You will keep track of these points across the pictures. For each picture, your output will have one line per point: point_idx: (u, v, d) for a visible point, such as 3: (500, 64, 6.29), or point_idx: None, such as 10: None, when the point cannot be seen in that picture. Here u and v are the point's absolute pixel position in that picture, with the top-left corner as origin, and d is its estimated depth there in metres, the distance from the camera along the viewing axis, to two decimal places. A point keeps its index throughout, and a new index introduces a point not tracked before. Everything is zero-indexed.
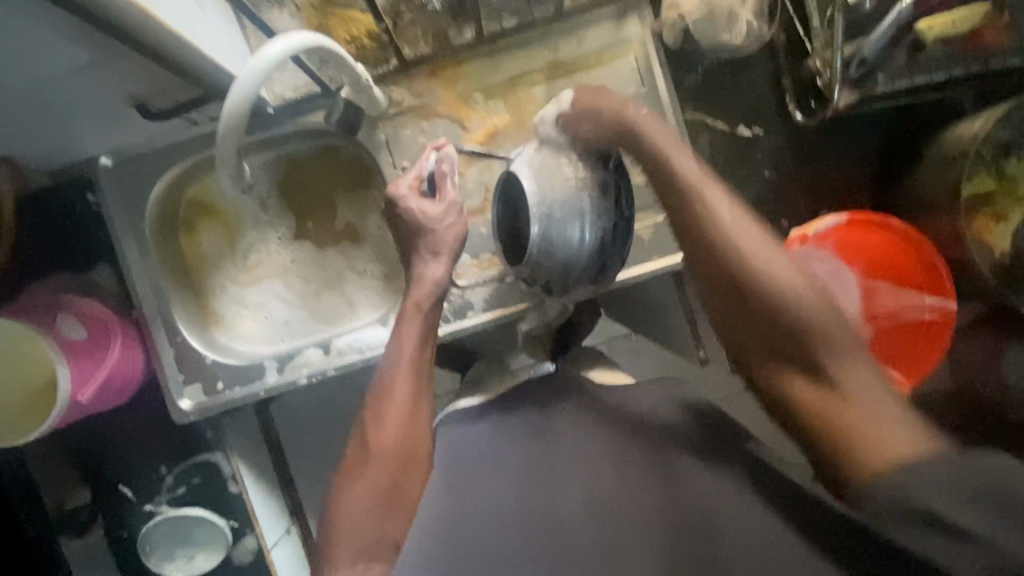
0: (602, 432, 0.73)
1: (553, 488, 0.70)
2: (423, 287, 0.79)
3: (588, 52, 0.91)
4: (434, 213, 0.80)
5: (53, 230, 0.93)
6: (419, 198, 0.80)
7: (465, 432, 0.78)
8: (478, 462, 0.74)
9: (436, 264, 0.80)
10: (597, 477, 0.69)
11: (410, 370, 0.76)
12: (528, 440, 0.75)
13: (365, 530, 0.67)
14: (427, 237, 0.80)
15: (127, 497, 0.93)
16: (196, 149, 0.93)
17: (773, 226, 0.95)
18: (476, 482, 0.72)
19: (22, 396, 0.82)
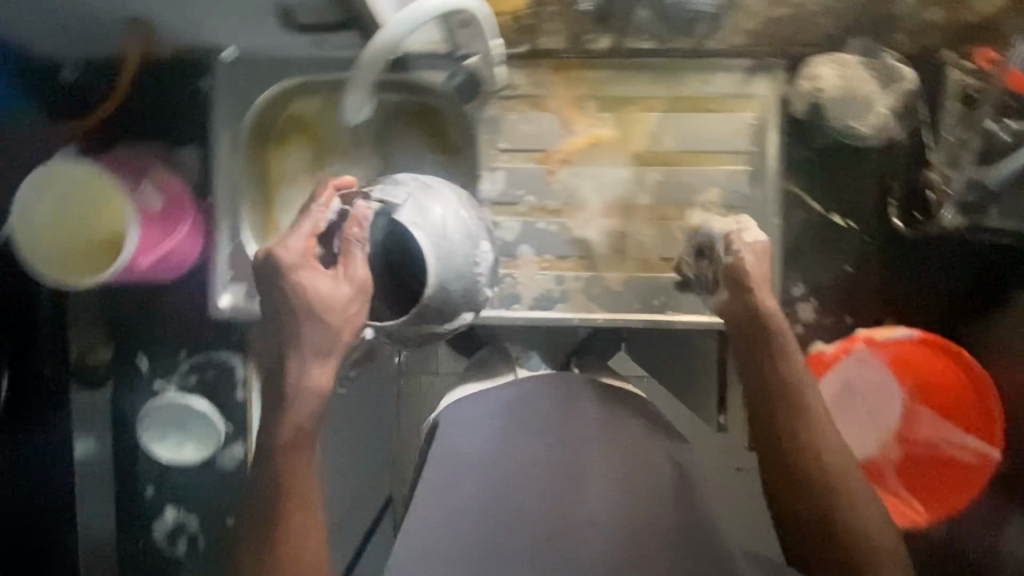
0: (606, 436, 0.78)
1: (544, 515, 0.70)
2: (329, 297, 0.77)
3: (710, 96, 0.92)
4: (337, 305, 0.78)
5: (161, 102, 0.96)
6: (317, 269, 0.78)
7: (487, 409, 0.82)
8: (493, 426, 0.80)
9: (322, 368, 0.80)
10: (598, 505, 0.71)
11: (320, 353, 0.80)
12: (546, 418, 0.80)
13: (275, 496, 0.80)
14: (322, 328, 0.78)
15: (141, 368, 0.97)
16: (312, 69, 0.95)
17: (835, 319, 0.94)
18: (484, 446, 0.77)
19: (88, 242, 0.86)
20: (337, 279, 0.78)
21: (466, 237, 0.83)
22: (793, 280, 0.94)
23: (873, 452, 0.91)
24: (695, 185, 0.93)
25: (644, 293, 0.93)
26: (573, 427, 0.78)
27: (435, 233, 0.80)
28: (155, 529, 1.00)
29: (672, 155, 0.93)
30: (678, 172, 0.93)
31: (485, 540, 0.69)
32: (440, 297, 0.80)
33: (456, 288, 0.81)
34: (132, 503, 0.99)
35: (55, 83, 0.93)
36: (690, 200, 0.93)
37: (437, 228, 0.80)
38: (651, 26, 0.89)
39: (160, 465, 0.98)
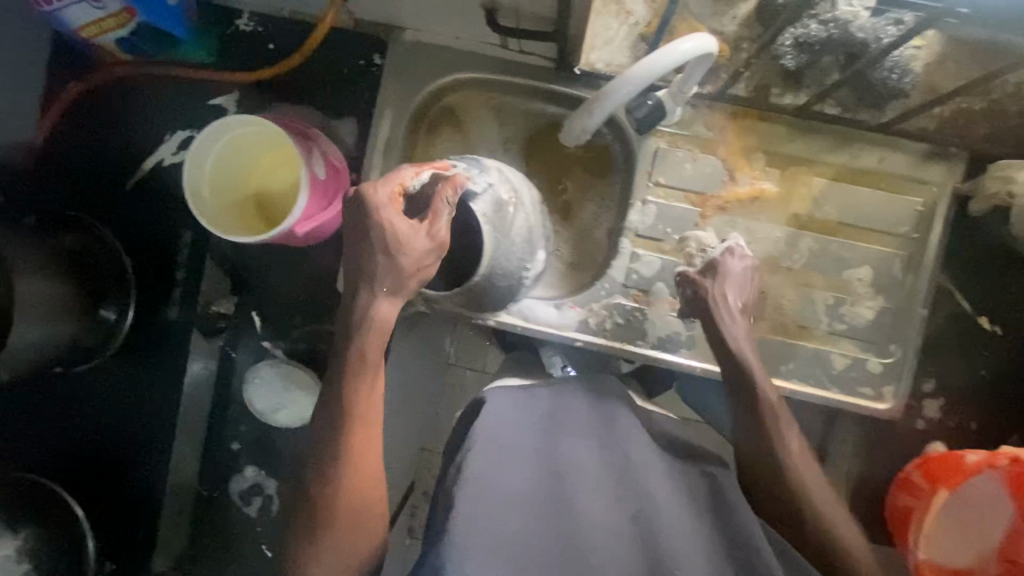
0: (646, 443, 0.70)
1: (596, 511, 0.62)
2: (411, 256, 0.65)
3: (882, 174, 0.90)
4: (411, 254, 0.65)
5: (330, 68, 0.96)
6: (401, 213, 0.65)
7: (520, 405, 0.69)
8: (526, 429, 0.67)
9: (390, 304, 0.67)
10: (645, 499, 0.64)
11: (387, 290, 0.66)
12: (586, 428, 0.69)
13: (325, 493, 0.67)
14: (392, 269, 0.65)
15: (254, 323, 0.97)
16: (486, 65, 0.93)
17: (959, 424, 0.92)
18: (518, 447, 0.65)
19: (241, 188, 0.87)
20: (417, 228, 0.65)
21: (526, 240, 0.75)
22: (925, 374, 0.92)
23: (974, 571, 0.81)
24: (848, 259, 0.91)
25: (776, 358, 0.91)
26: (621, 430, 0.70)
27: (494, 204, 0.72)
28: (232, 485, 0.97)
29: (830, 224, 0.91)
30: (833, 243, 0.91)
31: (537, 528, 0.60)
32: (503, 277, 0.75)
33: (508, 274, 0.76)
34: (216, 454, 0.97)
35: (232, 32, 0.96)
36: (840, 272, 0.91)
37: (501, 217, 0.72)
38: (840, 94, 0.88)
39: (251, 424, 0.97)
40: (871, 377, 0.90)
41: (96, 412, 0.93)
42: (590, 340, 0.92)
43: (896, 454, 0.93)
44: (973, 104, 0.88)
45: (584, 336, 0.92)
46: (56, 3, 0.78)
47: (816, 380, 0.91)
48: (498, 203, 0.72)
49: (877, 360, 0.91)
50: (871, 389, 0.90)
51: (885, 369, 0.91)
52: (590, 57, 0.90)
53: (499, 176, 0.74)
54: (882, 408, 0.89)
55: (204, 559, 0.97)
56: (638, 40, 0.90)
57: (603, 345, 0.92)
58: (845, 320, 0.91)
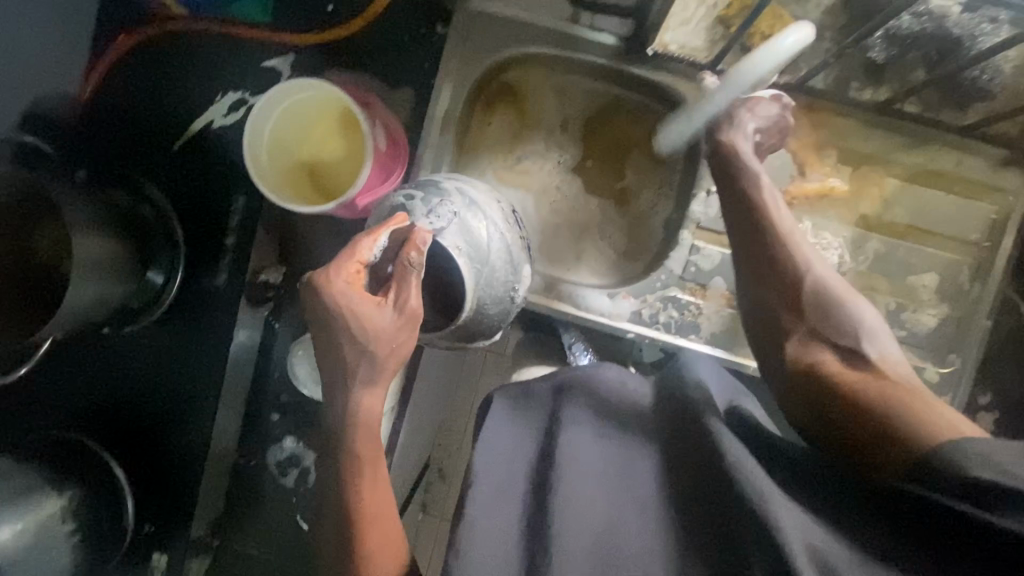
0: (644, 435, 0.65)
1: (594, 513, 0.60)
2: (379, 340, 0.59)
3: (958, 178, 0.87)
4: (383, 333, 0.59)
5: (389, 35, 0.93)
6: (363, 294, 0.60)
7: (518, 413, 0.68)
8: (525, 438, 0.67)
9: (371, 395, 0.61)
10: (642, 503, 0.61)
11: (363, 379, 0.61)
12: (588, 435, 0.65)
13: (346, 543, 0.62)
14: (364, 356, 0.60)
15: (298, 294, 0.93)
16: (552, 41, 0.90)
17: (1014, 440, 0.90)
18: (515, 457, 0.65)
19: (294, 158, 0.85)
20: (382, 304, 0.60)
21: (507, 261, 0.73)
22: (982, 387, 0.90)
23: None
24: (915, 263, 0.88)
25: None
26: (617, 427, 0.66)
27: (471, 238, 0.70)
28: (269, 454, 0.96)
29: (899, 227, 0.88)
30: (901, 246, 0.88)
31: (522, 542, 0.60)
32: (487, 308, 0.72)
33: (492, 309, 0.73)
34: (256, 420, 0.95)
35: None
36: (905, 277, 0.88)
37: (480, 252, 0.70)
38: (924, 92, 0.84)
39: (292, 394, 0.95)
40: (928, 385, 0.88)
41: (138, 373, 0.92)
42: (642, 333, 0.90)
43: None
44: None
45: (636, 328, 0.90)
46: None
47: None
48: (466, 231, 0.70)
49: (936, 369, 0.88)
50: (927, 398, 0.88)
51: (943, 379, 0.89)
52: (663, 38, 0.86)
53: (463, 200, 0.72)
54: None
55: (235, 527, 0.95)
56: (716, 23, 0.86)
57: (656, 338, 0.90)
58: (906, 326, 0.88)
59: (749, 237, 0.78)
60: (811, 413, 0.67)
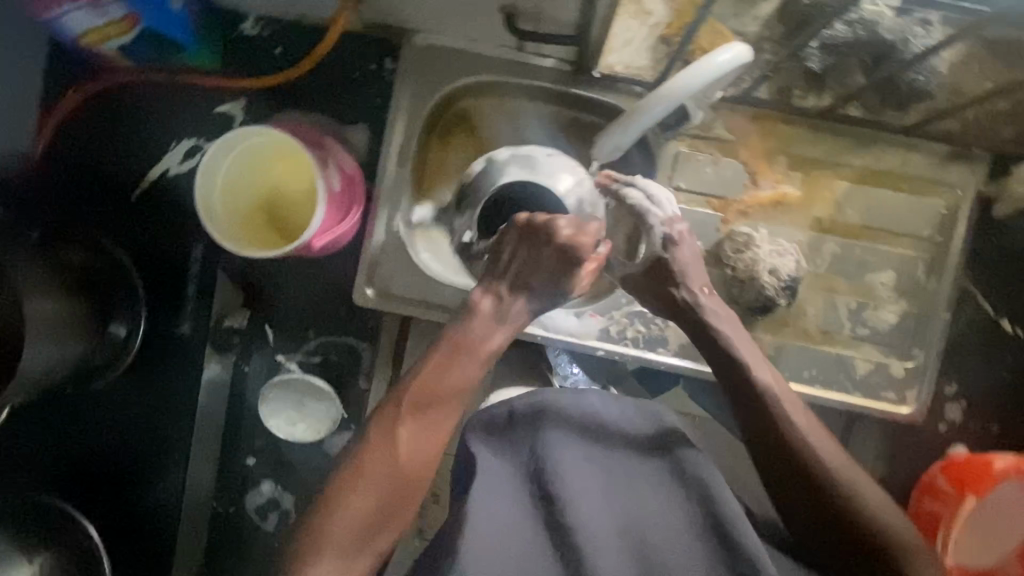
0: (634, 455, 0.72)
1: (597, 524, 0.66)
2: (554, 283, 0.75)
3: (906, 176, 0.89)
4: (557, 279, 0.74)
5: (339, 73, 0.93)
6: (555, 246, 0.73)
7: (504, 444, 0.71)
8: (517, 466, 0.70)
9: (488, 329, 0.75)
10: (636, 514, 0.68)
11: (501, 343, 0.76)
12: (577, 456, 0.70)
13: (346, 524, 0.66)
14: (545, 295, 0.76)
15: (267, 336, 0.95)
16: (501, 69, 0.91)
17: (982, 427, 0.92)
18: (508, 486, 0.69)
19: (250, 202, 0.84)
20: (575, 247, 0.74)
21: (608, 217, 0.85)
22: (947, 378, 0.92)
23: (993, 565, 0.83)
24: (871, 262, 0.90)
25: (797, 363, 0.90)
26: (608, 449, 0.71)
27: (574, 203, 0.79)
28: (248, 501, 0.96)
29: (853, 227, 0.90)
30: (856, 246, 0.90)
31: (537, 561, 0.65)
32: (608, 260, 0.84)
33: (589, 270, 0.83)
34: (232, 468, 0.96)
35: (237, 36, 0.94)
36: (862, 277, 0.90)
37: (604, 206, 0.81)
38: (865, 96, 0.86)
39: (267, 438, 0.95)
40: (894, 380, 0.90)
41: (108, 429, 0.90)
42: (612, 349, 0.91)
43: (918, 458, 0.93)
44: (1000, 105, 0.86)
45: (606, 345, 0.91)
46: (56, 12, 0.74)
47: (838, 385, 0.90)
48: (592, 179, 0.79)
49: (900, 363, 0.90)
50: (894, 393, 0.90)
51: (908, 373, 0.90)
52: (608, 60, 0.88)
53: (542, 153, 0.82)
54: (904, 412, 0.89)
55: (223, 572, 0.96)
56: (659, 41, 0.87)
57: (626, 353, 0.91)
58: (868, 324, 0.90)
59: (727, 369, 0.77)
60: (779, 483, 0.72)
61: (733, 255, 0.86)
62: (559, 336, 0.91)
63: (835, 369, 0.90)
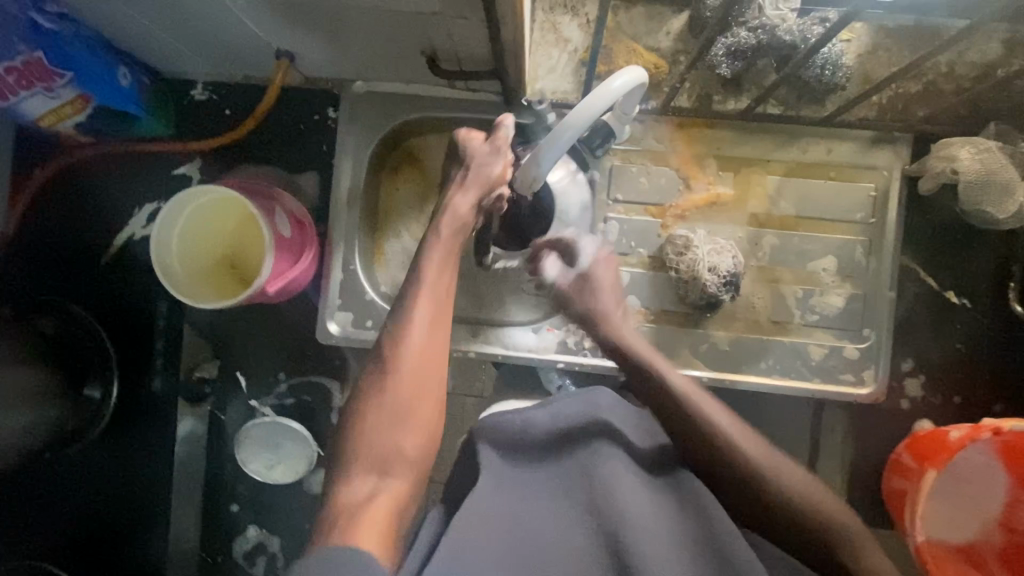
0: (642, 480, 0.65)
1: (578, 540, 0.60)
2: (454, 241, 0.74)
3: (833, 164, 0.92)
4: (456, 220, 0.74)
5: (287, 126, 0.99)
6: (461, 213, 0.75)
7: (503, 451, 0.67)
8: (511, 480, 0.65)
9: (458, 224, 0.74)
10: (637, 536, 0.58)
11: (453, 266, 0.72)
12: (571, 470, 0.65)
13: (387, 427, 0.62)
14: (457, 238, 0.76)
15: (240, 384, 0.97)
16: (436, 106, 0.96)
17: (943, 399, 0.93)
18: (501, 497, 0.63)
19: (207, 257, 0.88)
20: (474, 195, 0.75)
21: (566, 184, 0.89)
22: (903, 354, 0.93)
23: (975, 538, 0.84)
24: (812, 251, 0.93)
25: (752, 355, 0.92)
26: (624, 465, 0.64)
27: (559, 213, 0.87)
28: (235, 547, 0.97)
29: (789, 219, 0.93)
30: (794, 236, 0.93)
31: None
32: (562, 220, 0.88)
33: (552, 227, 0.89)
34: (215, 517, 0.97)
35: (189, 103, 1.00)
36: (804, 265, 0.93)
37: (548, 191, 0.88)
38: (780, 94, 0.90)
39: (248, 483, 0.98)
40: (849, 362, 0.91)
41: (92, 490, 0.93)
42: (571, 361, 0.93)
43: (888, 437, 0.94)
44: (910, 88, 0.90)
45: (565, 357, 0.94)
46: (12, 99, 0.80)
47: (796, 372, 0.92)
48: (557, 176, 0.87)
49: (854, 346, 0.92)
50: (852, 375, 0.91)
51: (862, 354, 0.92)
52: (535, 88, 0.93)
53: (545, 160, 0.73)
54: (863, 393, 0.90)
55: None
56: (579, 65, 0.93)
57: (585, 364, 0.93)
58: (817, 310, 0.92)
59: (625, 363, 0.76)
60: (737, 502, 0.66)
61: (675, 258, 0.89)
62: (521, 353, 0.94)
63: (790, 357, 0.92)
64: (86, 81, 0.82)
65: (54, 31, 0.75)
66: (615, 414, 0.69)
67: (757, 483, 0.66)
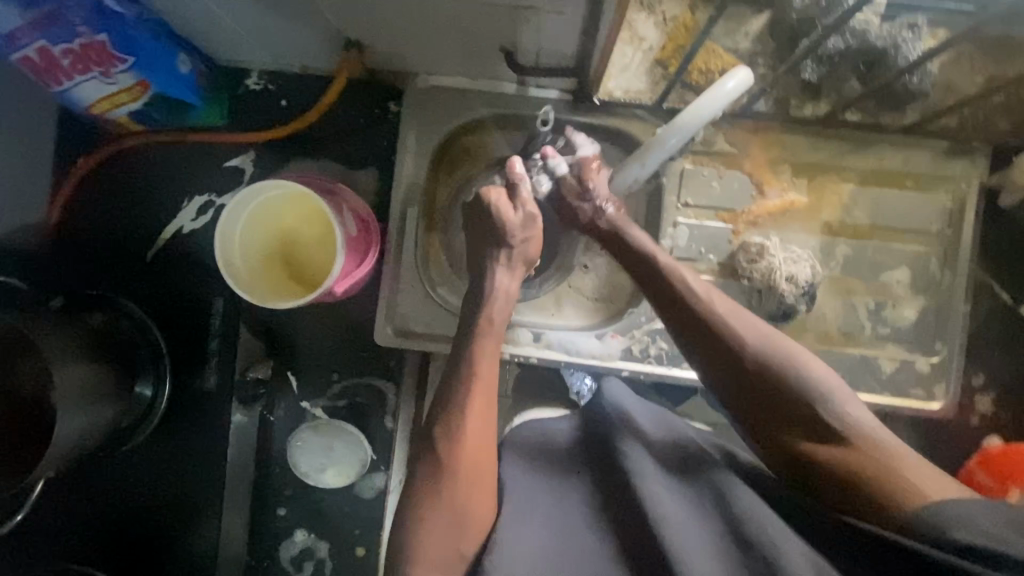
0: (668, 479, 0.65)
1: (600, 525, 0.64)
2: (503, 305, 0.73)
3: (910, 173, 0.90)
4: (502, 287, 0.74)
5: (346, 119, 0.96)
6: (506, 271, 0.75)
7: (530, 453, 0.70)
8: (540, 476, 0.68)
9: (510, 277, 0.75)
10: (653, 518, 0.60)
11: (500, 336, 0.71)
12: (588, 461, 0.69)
13: (447, 535, 0.61)
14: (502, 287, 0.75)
15: (291, 383, 0.94)
16: (502, 103, 0.93)
17: (1014, 416, 0.91)
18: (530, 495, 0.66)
19: (263, 253, 0.85)
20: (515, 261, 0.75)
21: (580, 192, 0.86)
22: (973, 370, 0.92)
23: None
24: (885, 262, 0.91)
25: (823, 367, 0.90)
26: (643, 461, 0.65)
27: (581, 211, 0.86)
28: (281, 553, 0.94)
29: (863, 229, 0.91)
30: (868, 246, 0.91)
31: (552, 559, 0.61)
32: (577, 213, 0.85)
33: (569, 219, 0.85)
34: (261, 522, 0.94)
35: (242, 92, 0.97)
36: (877, 276, 0.91)
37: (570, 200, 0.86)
38: (861, 100, 0.88)
39: (296, 487, 0.95)
40: (921, 377, 0.90)
41: (139, 491, 0.90)
42: (636, 368, 0.91)
43: (956, 454, 0.92)
44: (993, 99, 0.88)
45: (630, 365, 0.91)
46: (67, 82, 0.77)
47: (867, 386, 0.90)
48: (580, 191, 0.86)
49: (926, 360, 0.90)
50: (923, 390, 0.90)
51: (934, 369, 0.90)
52: (607, 88, 0.90)
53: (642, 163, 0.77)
54: (936, 409, 0.88)
55: None
56: (654, 65, 0.90)
57: (650, 372, 0.91)
58: (889, 323, 0.90)
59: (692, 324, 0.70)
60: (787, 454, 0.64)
61: (748, 266, 0.87)
62: (584, 359, 0.91)
63: (861, 370, 0.90)
64: (146, 67, 0.78)
65: (119, 13, 0.72)
66: (624, 408, 0.71)
67: (807, 409, 0.63)
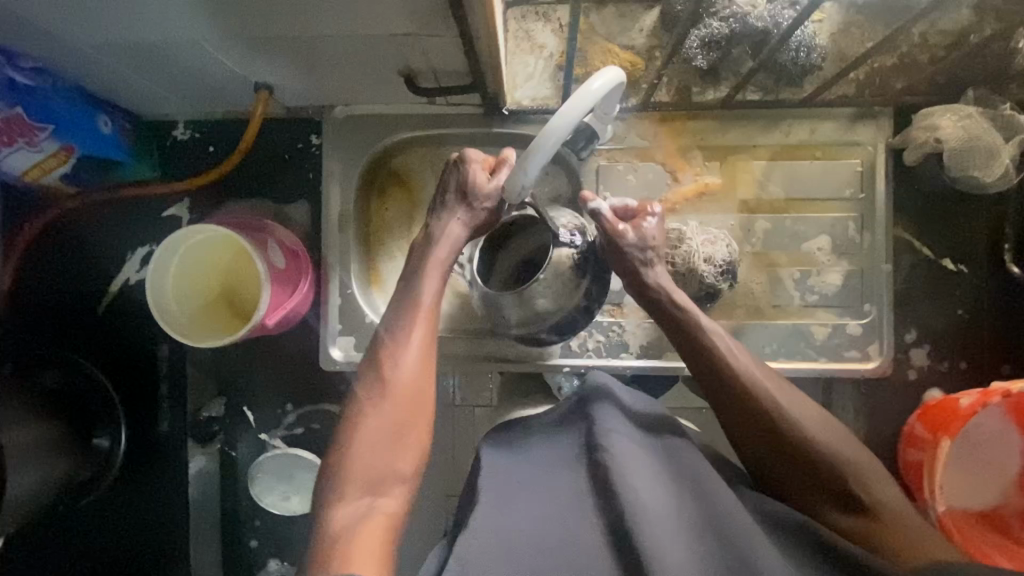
0: (647, 459, 0.65)
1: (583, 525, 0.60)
2: (449, 244, 0.77)
3: (817, 143, 0.93)
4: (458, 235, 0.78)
5: (271, 157, 0.99)
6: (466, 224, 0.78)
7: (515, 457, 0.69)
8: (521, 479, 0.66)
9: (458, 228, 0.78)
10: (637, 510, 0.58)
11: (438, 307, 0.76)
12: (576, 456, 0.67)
13: (375, 459, 0.66)
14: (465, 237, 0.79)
15: (248, 418, 0.98)
16: (417, 124, 0.96)
17: (950, 365, 0.93)
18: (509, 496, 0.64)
19: (207, 282, 0.89)
20: (474, 208, 0.78)
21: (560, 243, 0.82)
22: (905, 326, 0.94)
23: (997, 501, 0.84)
24: (805, 231, 0.93)
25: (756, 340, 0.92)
26: (621, 444, 0.65)
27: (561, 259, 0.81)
28: None
29: (779, 202, 0.93)
30: (786, 219, 0.93)
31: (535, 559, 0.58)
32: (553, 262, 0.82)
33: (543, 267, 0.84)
34: (236, 555, 0.97)
35: (172, 143, 1.01)
36: (799, 246, 0.93)
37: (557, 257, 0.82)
38: (758, 79, 0.91)
39: (265, 517, 0.97)
40: (853, 339, 0.92)
41: (111, 537, 0.93)
42: (577, 363, 0.93)
43: (898, 409, 0.94)
44: (885, 62, 0.91)
45: (570, 360, 0.93)
46: None
47: (801, 354, 0.92)
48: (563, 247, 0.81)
49: (855, 322, 0.92)
50: (857, 351, 0.92)
51: (865, 329, 0.92)
52: (514, 98, 0.93)
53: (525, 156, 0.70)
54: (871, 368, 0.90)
55: None
56: (556, 71, 0.93)
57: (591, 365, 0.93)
58: (816, 290, 0.92)
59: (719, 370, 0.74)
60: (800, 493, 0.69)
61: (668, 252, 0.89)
62: (526, 361, 0.94)
63: (794, 339, 0.92)
64: (67, 133, 0.82)
65: (30, 85, 0.75)
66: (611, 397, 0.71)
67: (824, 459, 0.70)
